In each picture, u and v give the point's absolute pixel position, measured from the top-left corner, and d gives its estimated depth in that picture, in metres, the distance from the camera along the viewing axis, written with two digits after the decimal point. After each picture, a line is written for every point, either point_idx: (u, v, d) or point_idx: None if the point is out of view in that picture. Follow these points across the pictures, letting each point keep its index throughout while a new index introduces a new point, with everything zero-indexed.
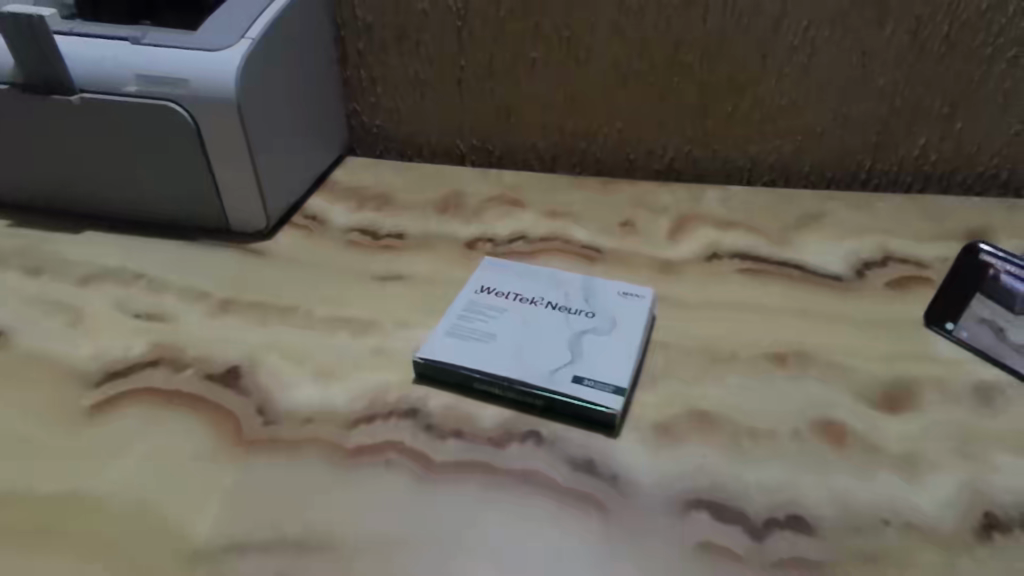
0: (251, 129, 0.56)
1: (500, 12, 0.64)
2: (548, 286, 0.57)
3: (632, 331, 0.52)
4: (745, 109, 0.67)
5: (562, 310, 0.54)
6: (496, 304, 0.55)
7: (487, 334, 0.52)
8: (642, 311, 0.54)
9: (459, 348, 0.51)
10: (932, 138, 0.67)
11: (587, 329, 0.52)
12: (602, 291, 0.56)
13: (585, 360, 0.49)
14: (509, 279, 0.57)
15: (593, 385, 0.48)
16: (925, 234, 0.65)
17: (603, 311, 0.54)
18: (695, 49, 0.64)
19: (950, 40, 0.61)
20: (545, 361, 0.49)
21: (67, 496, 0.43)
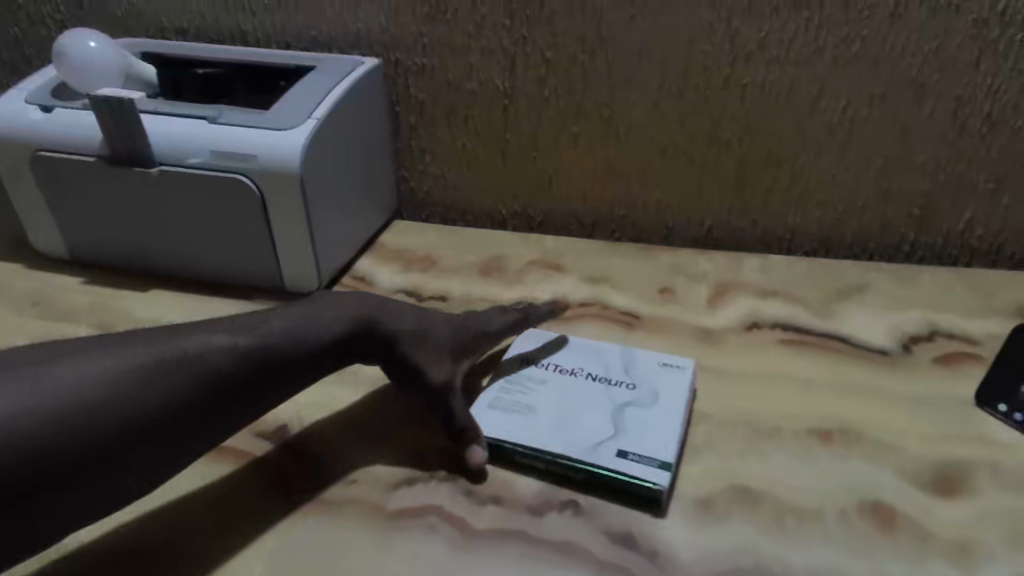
0: (310, 200, 0.59)
1: (545, 91, 0.68)
2: (587, 357, 0.57)
3: (674, 402, 0.53)
4: (784, 181, 0.68)
5: (603, 381, 0.55)
6: (536, 375, 0.55)
7: (529, 406, 0.52)
8: (683, 382, 0.54)
9: (502, 423, 0.51)
10: (978, 213, 0.66)
11: (628, 402, 0.53)
12: (642, 361, 0.57)
13: (629, 435, 0.50)
14: (549, 348, 0.58)
15: (638, 460, 0.48)
16: (972, 310, 0.64)
17: (643, 382, 0.55)
18: (733, 126, 0.66)
19: (993, 119, 0.62)
20: (589, 435, 0.50)
21: (139, 537, 0.45)
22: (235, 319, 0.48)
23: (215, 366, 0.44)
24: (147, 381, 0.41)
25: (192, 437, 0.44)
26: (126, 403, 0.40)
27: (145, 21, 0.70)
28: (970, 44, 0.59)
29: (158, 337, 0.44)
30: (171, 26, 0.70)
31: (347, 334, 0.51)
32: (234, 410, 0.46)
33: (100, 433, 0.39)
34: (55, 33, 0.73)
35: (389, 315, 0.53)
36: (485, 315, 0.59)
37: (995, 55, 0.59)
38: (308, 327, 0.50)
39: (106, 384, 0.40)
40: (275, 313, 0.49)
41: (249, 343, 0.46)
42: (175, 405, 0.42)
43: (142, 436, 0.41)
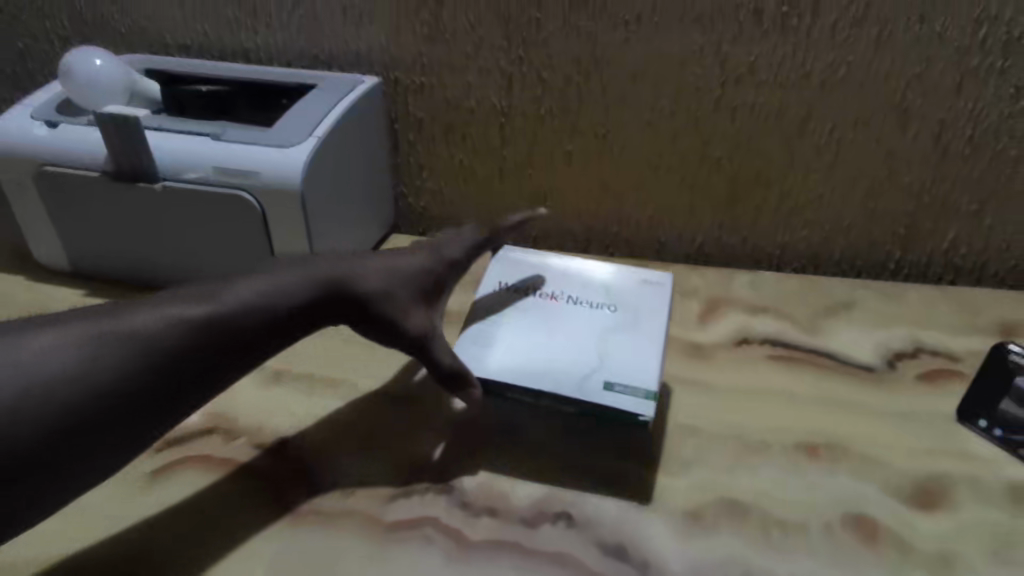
0: (311, 216, 0.61)
1: (540, 109, 0.69)
2: (566, 284, 0.60)
3: (653, 319, 0.56)
4: (773, 201, 0.70)
5: (584, 305, 0.58)
6: (520, 304, 0.58)
7: (514, 337, 0.55)
8: (660, 298, 0.59)
9: (489, 355, 0.53)
10: (961, 232, 0.68)
11: (610, 325, 0.56)
12: (620, 283, 0.60)
13: (613, 364, 0.52)
14: (528, 276, 0.61)
15: (623, 391, 0.50)
16: (956, 327, 0.65)
17: (623, 304, 0.58)
18: (723, 146, 0.67)
19: (975, 142, 0.63)
20: (576, 369, 0.52)
21: (142, 547, 0.46)
22: (194, 288, 0.47)
23: (172, 338, 0.44)
24: (102, 357, 0.42)
25: (161, 409, 0.44)
26: (82, 380, 0.40)
27: (149, 37, 0.72)
28: (953, 70, 0.60)
29: (115, 313, 0.44)
30: (174, 42, 0.72)
31: (313, 297, 0.50)
32: (201, 380, 0.45)
33: (62, 413, 0.39)
34: (60, 48, 0.74)
35: (354, 274, 0.52)
36: (447, 242, 0.58)
37: (975, 83, 0.60)
38: (272, 293, 0.48)
39: (61, 363, 0.40)
40: (237, 280, 0.48)
41: (206, 312, 0.45)
42: (135, 379, 0.42)
43: (105, 413, 0.41)
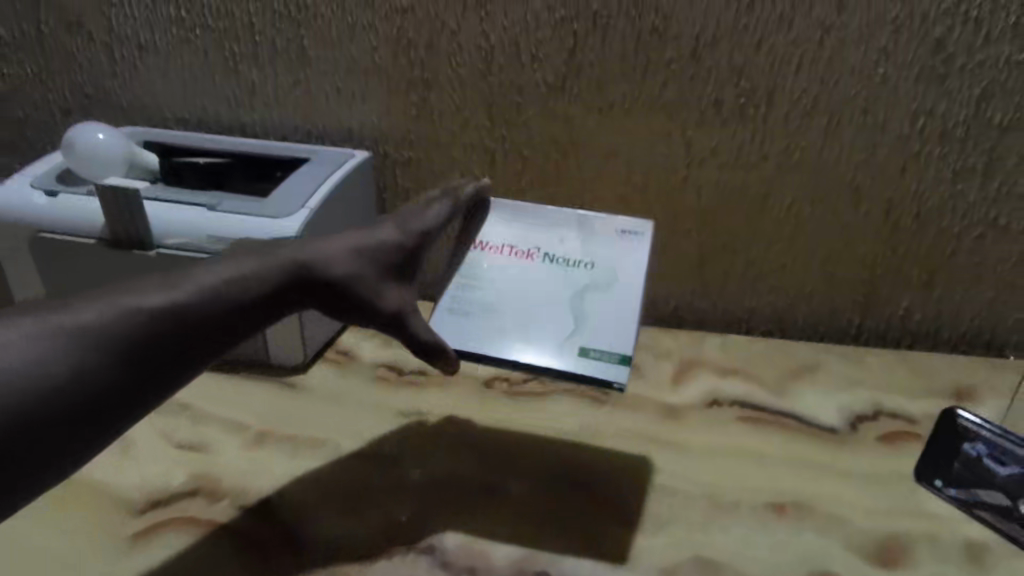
0: None
1: (520, 182, 0.70)
2: (544, 234, 0.61)
3: (628, 279, 0.59)
4: (738, 267, 0.72)
5: (561, 262, 0.59)
6: (494, 264, 0.60)
7: (490, 306, 0.58)
8: (637, 251, 0.60)
9: (463, 326, 0.57)
10: (914, 302, 0.72)
11: (587, 284, 0.58)
12: (598, 232, 0.61)
13: (588, 329, 0.56)
14: (503, 228, 0.61)
15: (599, 356, 0.55)
16: (914, 390, 0.69)
17: (599, 259, 0.59)
18: (691, 218, 0.70)
19: (921, 219, 0.66)
20: (553, 335, 0.56)
21: None
22: (154, 277, 0.46)
23: (132, 327, 0.42)
24: (58, 349, 0.40)
25: (122, 401, 0.42)
26: (36, 374, 0.39)
27: (150, 112, 0.71)
28: (896, 156, 0.63)
29: (68, 306, 0.42)
30: (173, 115, 0.71)
31: (279, 281, 0.49)
32: (165, 369, 0.44)
33: (17, 410, 0.37)
34: (60, 120, 0.72)
35: (320, 258, 0.51)
36: (416, 214, 0.56)
37: (917, 166, 0.63)
38: (235, 281, 0.47)
39: (13, 357, 0.38)
40: (197, 268, 0.47)
41: (166, 300, 0.44)
42: (93, 371, 0.41)
43: (62, 408, 0.39)
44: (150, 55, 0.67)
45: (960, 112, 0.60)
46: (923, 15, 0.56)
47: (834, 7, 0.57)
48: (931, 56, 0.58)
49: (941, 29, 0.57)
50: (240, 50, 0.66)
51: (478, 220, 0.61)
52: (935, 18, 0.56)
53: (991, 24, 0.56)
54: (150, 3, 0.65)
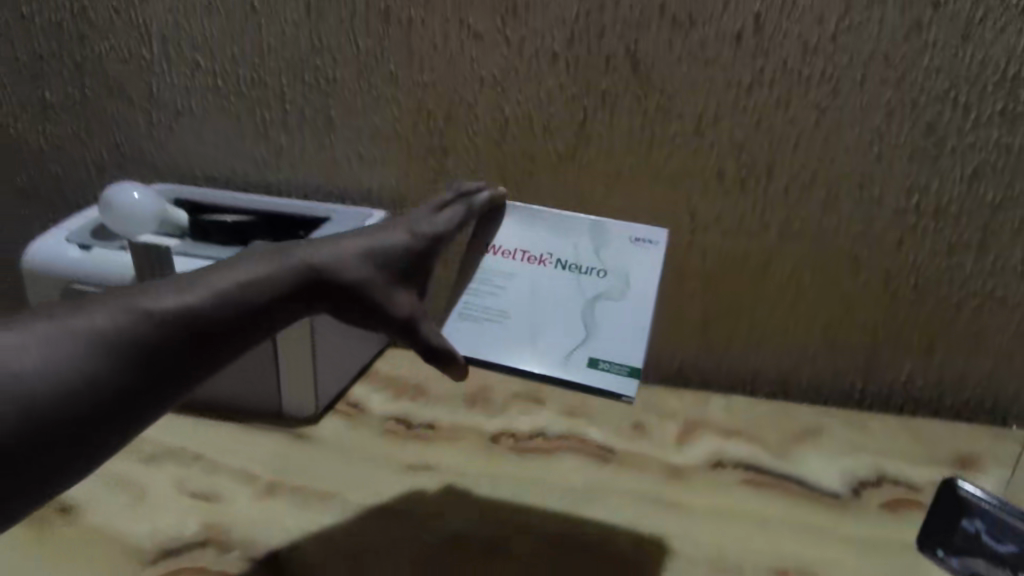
0: (316, 332, 0.65)
1: None
2: (558, 238, 0.59)
3: (643, 286, 0.57)
4: (740, 328, 0.72)
5: (573, 268, 0.58)
6: (506, 269, 0.58)
7: (500, 312, 0.57)
8: (652, 260, 0.57)
9: (472, 333, 0.56)
10: (916, 367, 0.72)
11: (598, 293, 0.57)
12: (612, 238, 0.58)
13: (597, 339, 0.55)
14: (515, 231, 0.59)
15: (607, 367, 0.54)
16: (915, 456, 0.69)
17: (613, 267, 0.57)
18: (695, 280, 0.70)
19: (919, 289, 0.67)
20: (562, 344, 0.55)
21: None
22: (166, 279, 0.44)
23: (143, 330, 0.41)
24: (71, 353, 0.38)
25: (134, 406, 0.40)
26: (50, 379, 0.37)
27: (181, 171, 0.71)
28: (893, 231, 0.64)
29: (80, 308, 0.40)
30: (204, 174, 0.72)
31: (291, 285, 0.47)
32: (177, 372, 0.42)
33: (32, 415, 0.37)
34: (95, 177, 0.73)
35: (334, 263, 0.48)
36: (427, 216, 0.54)
37: (915, 241, 0.64)
38: (248, 283, 0.45)
39: (28, 361, 0.37)
40: (209, 270, 0.45)
41: (178, 303, 0.42)
42: (105, 375, 0.39)
43: (75, 412, 0.38)
44: (186, 119, 0.69)
45: (952, 189, 0.61)
46: (914, 99, 0.57)
47: (829, 91, 0.58)
48: (923, 137, 0.59)
49: (932, 113, 0.57)
50: (270, 117, 0.67)
51: (493, 225, 0.59)
52: (926, 103, 0.57)
53: (980, 109, 0.57)
54: (190, 72, 0.66)
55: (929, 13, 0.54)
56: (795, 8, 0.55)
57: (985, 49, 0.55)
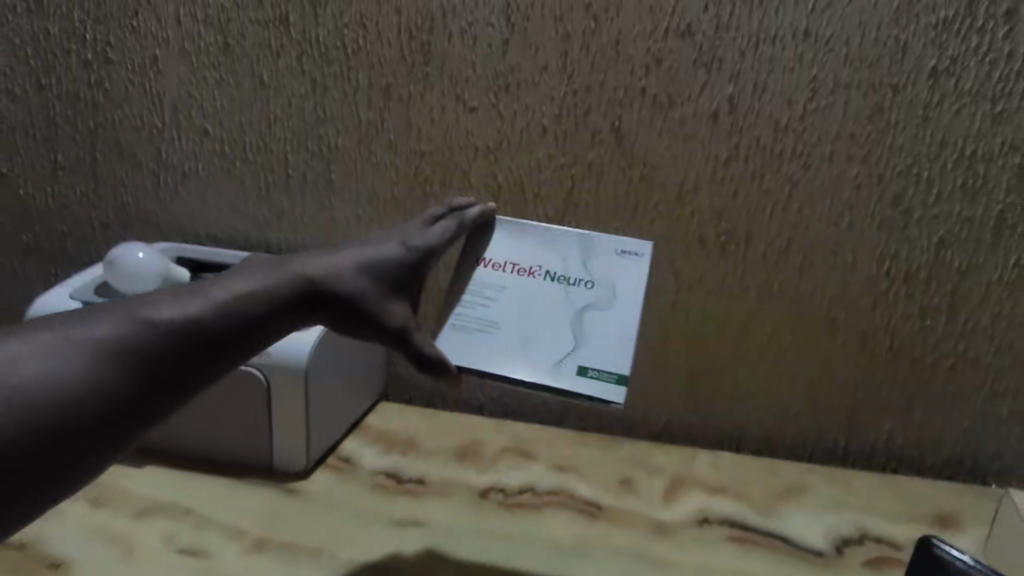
0: (310, 383, 0.66)
1: None
2: (547, 250, 0.59)
3: (631, 296, 0.58)
4: (725, 388, 0.74)
5: (562, 280, 0.58)
6: (496, 280, 0.58)
7: (490, 323, 0.57)
8: (637, 272, 0.58)
9: (462, 340, 0.56)
10: (897, 426, 0.72)
11: (587, 303, 0.57)
12: (601, 250, 0.59)
13: (586, 348, 0.56)
14: (506, 244, 0.59)
15: (596, 375, 0.55)
16: (899, 514, 0.70)
17: (601, 278, 0.58)
18: (680, 340, 0.72)
19: (894, 350, 0.69)
20: (551, 352, 0.56)
21: None
22: (163, 289, 0.41)
23: (146, 340, 0.38)
24: (77, 361, 0.36)
25: (136, 417, 0.38)
26: (52, 389, 0.35)
27: (185, 230, 0.73)
28: (867, 295, 0.67)
29: (84, 320, 0.38)
30: (207, 233, 0.73)
31: (290, 297, 0.45)
32: (179, 384, 0.39)
33: (32, 424, 0.34)
34: (100, 234, 0.75)
35: (329, 275, 0.46)
36: (418, 229, 0.53)
37: (888, 305, 0.67)
38: (246, 295, 0.43)
39: (33, 369, 0.35)
40: (207, 281, 0.43)
41: (179, 313, 0.40)
42: (109, 385, 0.36)
43: (76, 423, 0.35)
44: (192, 182, 0.71)
45: (920, 257, 0.64)
46: (879, 174, 0.61)
47: (800, 166, 0.62)
48: (891, 208, 0.62)
49: (897, 188, 0.61)
50: (273, 181, 0.70)
51: (483, 239, 0.60)
52: (891, 177, 0.61)
53: (942, 184, 0.60)
54: (198, 138, 0.70)
55: (889, 97, 0.58)
56: (766, 91, 0.59)
57: (943, 130, 0.58)
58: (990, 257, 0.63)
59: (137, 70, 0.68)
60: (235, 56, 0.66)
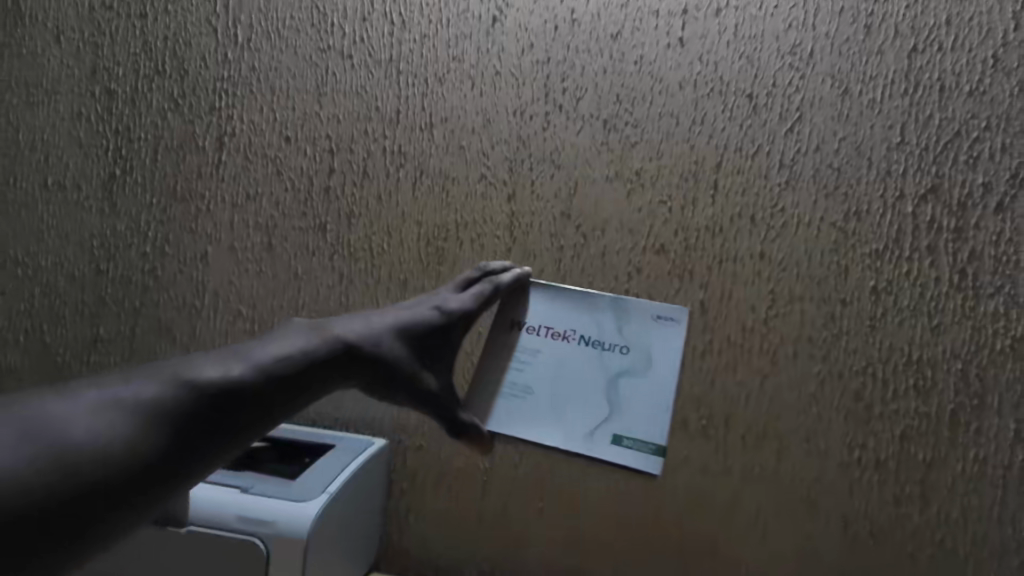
0: (310, 556, 0.63)
1: (518, 471, 0.76)
2: (581, 316, 0.63)
3: (660, 364, 0.61)
4: (719, 565, 0.70)
5: (597, 345, 0.61)
6: (533, 345, 0.62)
7: (528, 389, 0.61)
8: (670, 340, 0.62)
9: (502, 407, 0.60)
10: None
11: (620, 370, 0.60)
12: (635, 316, 0.62)
13: (622, 418, 0.59)
14: (545, 311, 0.63)
15: (631, 444, 0.58)
16: None
17: (633, 343, 0.61)
18: (671, 514, 0.71)
19: (876, 538, 0.66)
20: (588, 421, 0.59)
21: None
22: (200, 355, 0.42)
23: (189, 400, 0.38)
24: (114, 418, 0.35)
25: (176, 479, 0.36)
26: (94, 444, 0.34)
27: None
28: (844, 479, 0.67)
29: (122, 381, 0.38)
30: None
31: (326, 360, 0.45)
32: (212, 445, 0.38)
33: (63, 477, 0.32)
34: None
35: (367, 337, 0.49)
36: (454, 297, 0.58)
37: (863, 491, 0.66)
38: (285, 356, 0.43)
39: (77, 426, 0.34)
40: (245, 347, 0.43)
41: (220, 373, 0.40)
42: (161, 438, 0.36)
43: (119, 480, 0.34)
44: None
45: (887, 448, 0.66)
46: (839, 372, 0.66)
47: (767, 362, 0.68)
48: (853, 402, 0.66)
49: (856, 385, 0.66)
50: None
51: (519, 301, 0.64)
52: (850, 376, 0.66)
53: (896, 383, 0.65)
54: (231, 318, 0.78)
55: (839, 308, 0.66)
56: (732, 300, 0.68)
57: (890, 338, 0.65)
58: (950, 451, 0.64)
59: (187, 262, 0.78)
60: (275, 254, 0.76)
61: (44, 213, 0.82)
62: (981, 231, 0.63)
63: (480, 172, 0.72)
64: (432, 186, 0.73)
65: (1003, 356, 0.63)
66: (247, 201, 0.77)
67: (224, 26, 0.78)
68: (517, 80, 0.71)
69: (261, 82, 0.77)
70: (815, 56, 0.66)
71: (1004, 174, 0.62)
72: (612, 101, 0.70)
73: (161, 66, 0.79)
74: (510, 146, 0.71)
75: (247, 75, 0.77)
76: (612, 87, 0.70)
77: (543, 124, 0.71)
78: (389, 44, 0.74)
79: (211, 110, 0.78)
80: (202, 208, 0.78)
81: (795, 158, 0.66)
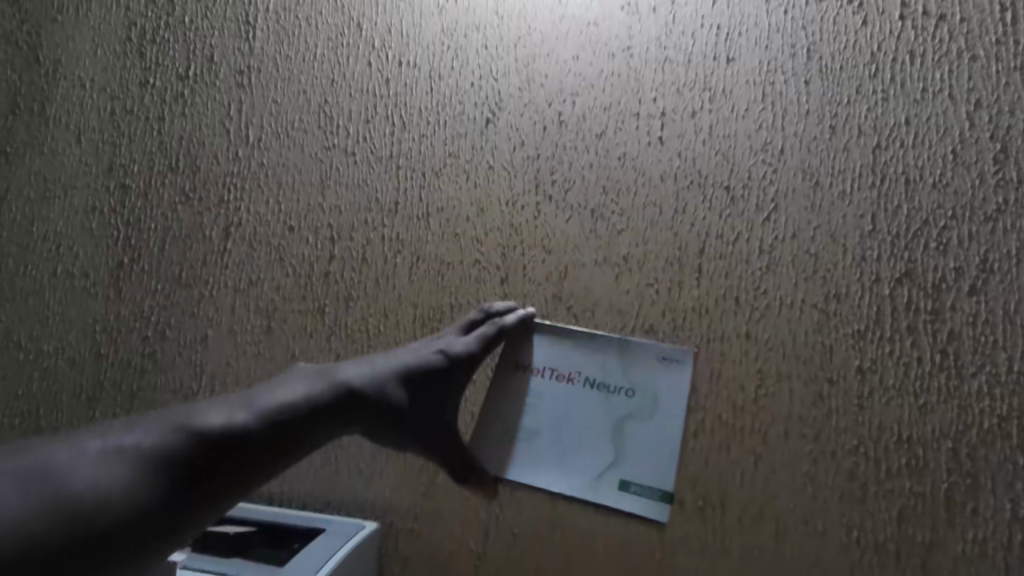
0: None
1: (512, 553, 0.74)
2: (589, 361, 0.71)
3: (661, 406, 0.69)
4: None
5: (604, 389, 0.70)
6: (544, 389, 0.71)
7: (539, 432, 0.71)
8: (675, 380, 0.70)
9: (516, 452, 0.71)
10: None
11: (625, 414, 0.69)
12: (640, 361, 0.70)
13: (627, 463, 0.69)
14: (555, 356, 0.71)
15: (638, 489, 0.69)
16: None
17: (637, 387, 0.70)
18: None
19: None
20: (596, 467, 0.69)
21: None
22: (211, 402, 0.50)
23: (186, 445, 0.46)
24: (112, 469, 0.43)
25: (172, 520, 0.44)
26: (97, 490, 0.42)
27: None
28: (844, 560, 0.66)
29: (128, 429, 0.46)
30: None
31: (330, 402, 0.54)
32: (215, 486, 0.46)
33: (68, 520, 0.40)
34: None
35: (370, 380, 0.58)
36: (455, 340, 0.66)
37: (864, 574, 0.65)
38: (287, 403, 0.52)
39: (79, 473, 0.42)
40: (250, 394, 0.51)
41: (222, 421, 0.48)
42: (163, 481, 0.44)
43: (116, 526, 0.41)
44: None
45: (884, 529, 0.65)
46: (831, 451, 0.67)
47: (760, 440, 0.68)
48: (847, 482, 0.66)
49: (849, 464, 0.66)
50: None
51: (525, 340, 0.72)
52: (842, 454, 0.66)
53: (889, 462, 0.65)
54: None
55: (827, 387, 0.67)
56: (722, 378, 0.70)
57: (878, 417, 0.66)
58: (948, 531, 0.63)
59: (187, 345, 0.80)
60: (273, 336, 0.78)
61: (50, 300, 0.84)
62: (958, 312, 0.65)
63: (475, 258, 0.75)
64: (428, 271, 0.75)
65: (992, 435, 0.63)
66: (249, 286, 0.79)
67: (235, 127, 0.83)
68: (509, 173, 0.75)
69: (268, 176, 0.81)
70: (787, 152, 0.70)
71: (973, 260, 0.65)
72: (599, 193, 0.73)
73: (174, 162, 0.84)
74: (503, 234, 0.74)
75: (255, 171, 0.81)
76: (598, 180, 0.73)
77: (534, 214, 0.74)
78: (390, 143, 0.79)
79: (219, 202, 0.82)
80: (204, 294, 0.80)
81: (774, 244, 0.69)
